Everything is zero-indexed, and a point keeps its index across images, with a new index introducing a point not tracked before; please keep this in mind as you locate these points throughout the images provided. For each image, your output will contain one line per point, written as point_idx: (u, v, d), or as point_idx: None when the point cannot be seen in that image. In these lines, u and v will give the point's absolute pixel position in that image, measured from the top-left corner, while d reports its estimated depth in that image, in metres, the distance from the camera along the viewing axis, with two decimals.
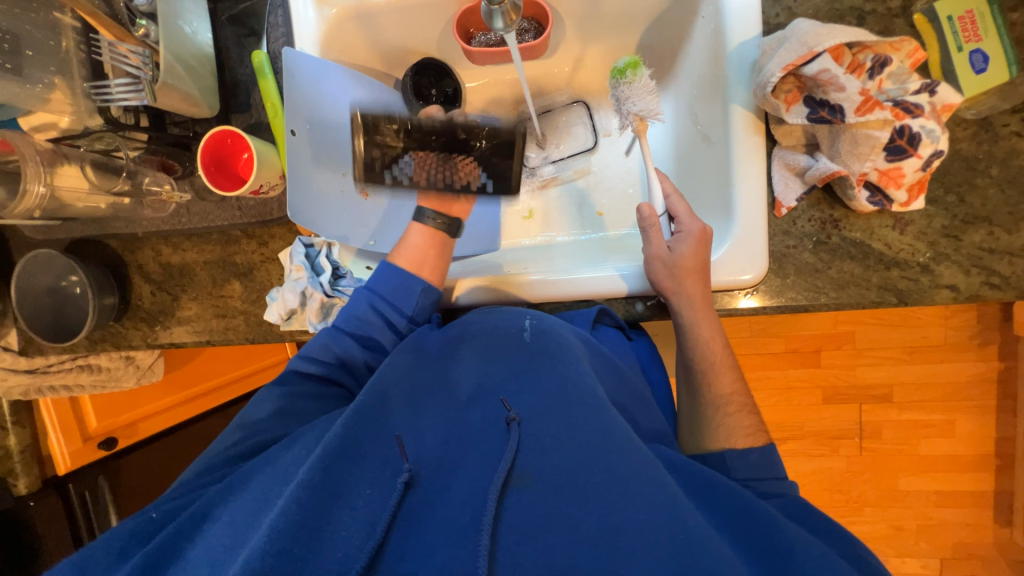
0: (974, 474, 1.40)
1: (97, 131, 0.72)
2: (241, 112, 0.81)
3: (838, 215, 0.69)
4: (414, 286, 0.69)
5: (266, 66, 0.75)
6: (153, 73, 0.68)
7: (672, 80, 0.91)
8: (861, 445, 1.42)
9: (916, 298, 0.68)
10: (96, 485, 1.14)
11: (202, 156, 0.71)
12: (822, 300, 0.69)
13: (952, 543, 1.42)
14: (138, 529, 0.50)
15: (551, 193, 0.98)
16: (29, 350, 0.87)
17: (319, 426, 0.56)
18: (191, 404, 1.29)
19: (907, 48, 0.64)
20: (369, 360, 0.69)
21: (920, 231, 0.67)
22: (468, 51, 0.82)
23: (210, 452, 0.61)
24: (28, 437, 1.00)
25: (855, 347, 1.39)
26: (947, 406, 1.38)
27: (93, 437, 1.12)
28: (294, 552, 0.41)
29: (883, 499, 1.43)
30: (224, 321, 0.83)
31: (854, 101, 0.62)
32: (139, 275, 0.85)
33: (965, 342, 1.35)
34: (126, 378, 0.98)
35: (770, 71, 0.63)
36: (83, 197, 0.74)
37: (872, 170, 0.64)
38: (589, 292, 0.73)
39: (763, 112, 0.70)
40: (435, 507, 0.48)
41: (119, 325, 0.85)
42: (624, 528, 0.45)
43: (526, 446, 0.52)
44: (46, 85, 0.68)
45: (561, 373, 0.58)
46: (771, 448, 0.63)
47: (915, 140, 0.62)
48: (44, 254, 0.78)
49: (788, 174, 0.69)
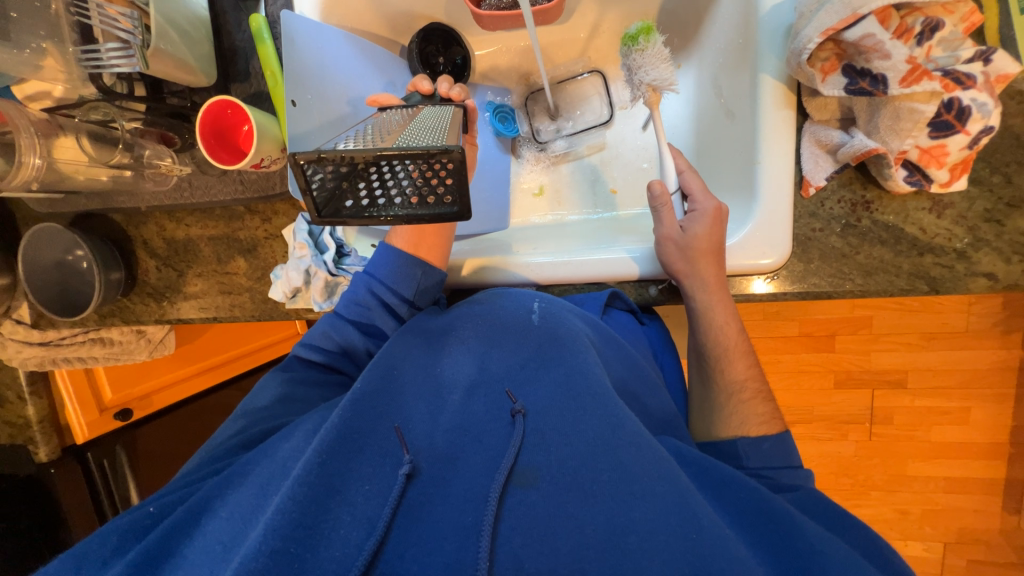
0: (985, 461, 1.37)
1: (94, 100, 0.71)
2: (240, 80, 0.78)
3: (871, 197, 0.64)
4: (413, 268, 0.67)
5: (265, 31, 0.71)
6: (143, 37, 0.64)
7: (694, 48, 0.86)
8: (871, 430, 1.40)
9: (950, 286, 0.64)
10: (113, 454, 1.17)
11: (200, 127, 0.68)
12: (847, 287, 0.65)
13: (958, 528, 1.41)
14: (134, 524, 0.51)
15: (562, 169, 0.94)
16: (42, 323, 0.88)
17: (319, 414, 0.56)
18: (204, 376, 1.31)
19: (961, 11, 0.58)
20: (375, 340, 0.68)
21: (960, 214, 0.63)
22: (477, 14, 0.77)
23: (218, 436, 0.61)
24: (46, 408, 1.01)
25: (872, 333, 1.34)
26: (963, 394, 1.35)
27: (108, 408, 1.15)
28: (290, 552, 0.40)
29: (890, 484, 1.42)
30: (230, 298, 0.82)
31: (900, 70, 0.56)
32: (144, 251, 0.84)
33: (989, 330, 1.30)
34: (138, 352, 0.98)
35: (808, 36, 0.58)
36: (82, 169, 0.73)
37: (913, 148, 0.59)
38: (598, 274, 0.71)
39: (795, 83, 0.65)
40: (436, 502, 0.47)
41: (127, 300, 0.85)
42: (632, 529, 0.44)
43: (530, 440, 0.50)
44: (35, 51, 0.65)
45: (568, 363, 0.57)
46: (786, 436, 0.61)
47: (964, 114, 0.57)
48: (50, 227, 0.78)
49: (818, 151, 0.64)
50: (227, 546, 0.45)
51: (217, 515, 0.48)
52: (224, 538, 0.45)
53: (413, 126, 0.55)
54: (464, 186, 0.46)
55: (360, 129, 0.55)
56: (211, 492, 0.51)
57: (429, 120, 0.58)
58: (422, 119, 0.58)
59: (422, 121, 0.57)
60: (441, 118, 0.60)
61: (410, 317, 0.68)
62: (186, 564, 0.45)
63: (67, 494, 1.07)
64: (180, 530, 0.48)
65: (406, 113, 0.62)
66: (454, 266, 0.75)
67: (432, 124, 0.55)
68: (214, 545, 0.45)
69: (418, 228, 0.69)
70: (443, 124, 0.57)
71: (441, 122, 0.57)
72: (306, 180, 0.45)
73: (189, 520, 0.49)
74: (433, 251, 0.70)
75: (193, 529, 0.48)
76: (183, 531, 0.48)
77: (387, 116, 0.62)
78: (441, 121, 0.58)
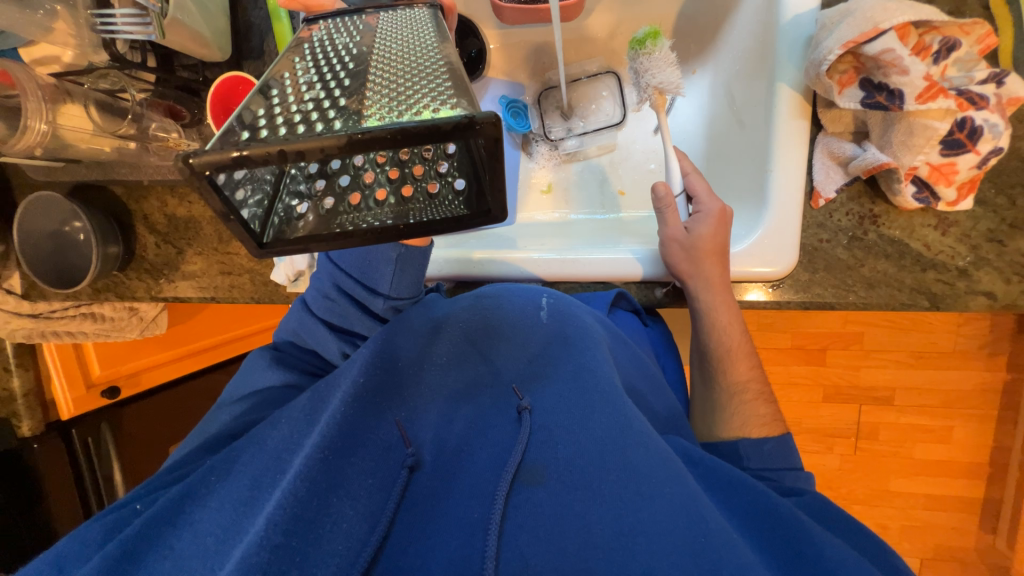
0: (967, 480, 1.40)
1: (103, 67, 0.68)
2: (253, 57, 0.76)
3: (878, 211, 0.65)
4: (387, 252, 0.59)
5: (281, 10, 0.72)
6: (161, 5, 0.61)
7: (711, 55, 0.86)
8: (857, 444, 1.42)
9: (949, 303, 0.64)
10: (99, 432, 1.14)
11: (212, 102, 0.67)
12: (850, 298, 0.66)
13: (935, 544, 1.44)
14: (118, 522, 0.50)
15: (571, 168, 0.94)
16: (32, 295, 0.86)
17: (308, 400, 0.55)
18: (195, 358, 1.31)
19: (978, 33, 0.59)
20: (352, 340, 0.64)
21: (963, 233, 0.64)
22: (498, 6, 0.77)
23: (219, 419, 0.61)
24: (32, 381, 0.98)
25: (863, 349, 1.36)
26: (947, 412, 1.37)
27: (96, 385, 1.12)
28: (293, 546, 0.41)
29: (873, 498, 1.44)
30: (230, 278, 0.81)
31: (917, 86, 0.57)
32: (144, 225, 0.81)
33: (975, 351, 1.32)
34: (130, 330, 0.97)
35: (828, 48, 0.59)
36: (86, 139, 0.71)
37: (923, 164, 0.60)
38: (606, 274, 0.71)
39: (811, 93, 0.66)
40: (441, 497, 0.51)
41: (122, 275, 0.83)
42: (639, 530, 0.46)
43: (536, 437, 0.53)
44: (47, 13, 0.64)
45: (577, 361, 0.58)
46: (787, 439, 0.62)
47: (976, 134, 0.58)
48: (47, 196, 0.76)
49: (830, 163, 0.66)
50: (221, 539, 0.45)
51: (207, 505, 0.48)
52: (216, 530, 0.46)
53: (378, 70, 0.41)
54: (490, 183, 0.38)
55: (298, 80, 0.40)
56: (195, 481, 0.50)
57: (396, 53, 0.43)
58: (384, 53, 0.43)
59: (388, 56, 0.43)
60: (411, 47, 0.44)
61: (387, 309, 0.63)
62: (175, 556, 0.45)
63: (48, 472, 1.04)
64: (165, 519, 0.47)
65: (358, 37, 0.47)
66: (460, 258, 0.74)
67: (406, 65, 0.42)
68: (204, 536, 0.46)
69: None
70: (419, 61, 0.42)
71: (415, 58, 0.43)
72: (226, 202, 0.34)
73: (172, 509, 0.48)
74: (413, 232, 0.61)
75: (179, 518, 0.48)
76: (167, 520, 0.47)
77: (331, 42, 0.46)
78: (424, 51, 0.44)
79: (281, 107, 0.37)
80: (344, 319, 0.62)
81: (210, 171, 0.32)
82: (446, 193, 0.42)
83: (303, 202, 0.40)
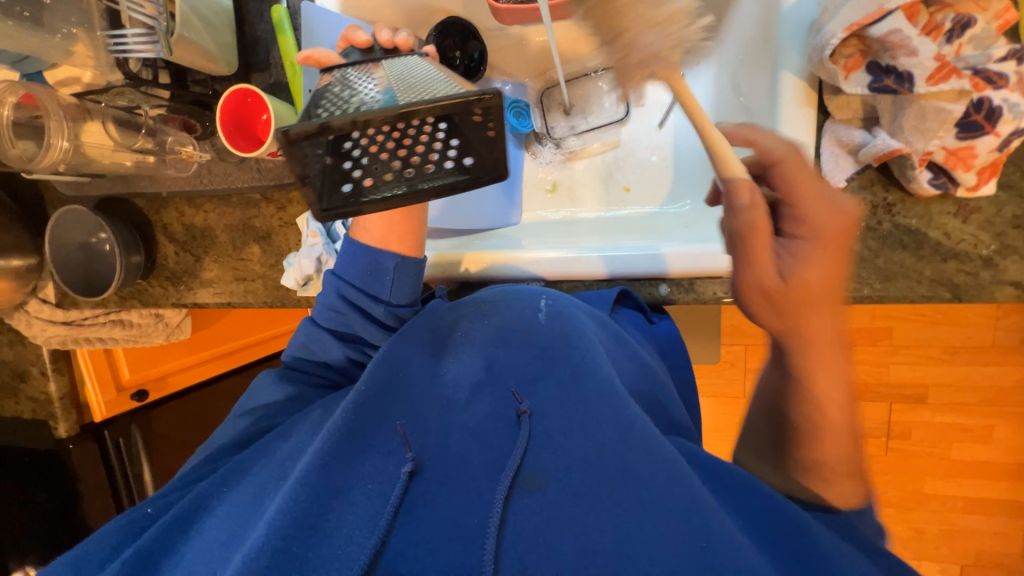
0: (1009, 482, 1.32)
1: (119, 86, 0.72)
2: (261, 70, 0.79)
3: (893, 199, 0.62)
4: (387, 262, 0.62)
5: (285, 22, 0.74)
6: (169, 24, 0.64)
7: (715, 45, 0.83)
8: (887, 445, 1.35)
9: (973, 295, 0.62)
10: (129, 433, 1.19)
11: (222, 115, 0.69)
12: (865, 292, 0.63)
13: (975, 551, 1.36)
14: (131, 523, 0.52)
15: (576, 166, 0.93)
16: (65, 303, 0.90)
17: (319, 411, 0.57)
18: (217, 361, 1.35)
19: (995, 8, 0.55)
20: (356, 347, 0.64)
21: (987, 220, 0.60)
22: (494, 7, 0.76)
23: (233, 425, 0.63)
24: (66, 385, 1.04)
25: (891, 344, 1.30)
26: (986, 411, 1.30)
27: (126, 388, 1.17)
28: (292, 551, 0.43)
29: (906, 502, 1.37)
30: (243, 284, 0.84)
31: (927, 67, 0.55)
32: (163, 235, 0.85)
33: (1016, 346, 1.25)
34: (156, 335, 1.01)
35: (830, 32, 0.58)
36: (106, 154, 0.75)
37: (938, 149, 0.57)
38: (609, 272, 0.70)
39: (817, 79, 0.64)
40: (435, 501, 0.49)
41: (144, 283, 0.87)
42: (638, 540, 0.45)
43: (534, 441, 0.52)
44: (66, 36, 0.69)
45: (577, 363, 0.58)
46: None
47: (994, 115, 0.55)
48: (74, 210, 0.80)
49: (839, 151, 0.63)
50: (226, 544, 0.46)
51: (214, 515, 0.50)
52: (222, 535, 0.47)
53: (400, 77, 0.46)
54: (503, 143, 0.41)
55: (335, 89, 0.45)
56: (206, 490, 0.52)
57: (412, 68, 0.49)
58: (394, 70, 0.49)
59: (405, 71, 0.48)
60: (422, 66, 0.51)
61: (389, 316, 0.63)
62: (184, 564, 0.47)
63: (84, 472, 1.10)
64: (179, 525, 0.49)
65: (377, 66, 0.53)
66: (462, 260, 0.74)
67: (423, 73, 0.47)
68: (212, 543, 0.47)
69: (384, 220, 0.63)
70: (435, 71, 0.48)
71: (430, 70, 0.49)
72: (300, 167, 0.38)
73: (186, 517, 0.50)
74: (406, 244, 0.64)
75: (190, 528, 0.50)
76: (179, 529, 0.49)
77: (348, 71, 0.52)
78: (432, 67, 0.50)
79: (331, 101, 0.42)
80: (349, 327, 0.63)
81: (294, 136, 0.37)
82: (457, 167, 0.43)
83: (345, 181, 0.42)
